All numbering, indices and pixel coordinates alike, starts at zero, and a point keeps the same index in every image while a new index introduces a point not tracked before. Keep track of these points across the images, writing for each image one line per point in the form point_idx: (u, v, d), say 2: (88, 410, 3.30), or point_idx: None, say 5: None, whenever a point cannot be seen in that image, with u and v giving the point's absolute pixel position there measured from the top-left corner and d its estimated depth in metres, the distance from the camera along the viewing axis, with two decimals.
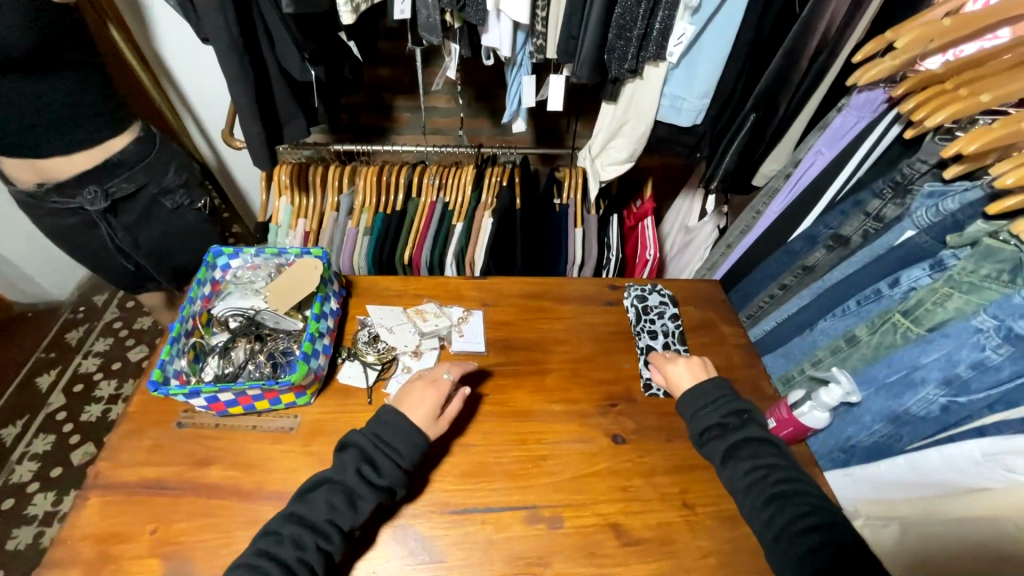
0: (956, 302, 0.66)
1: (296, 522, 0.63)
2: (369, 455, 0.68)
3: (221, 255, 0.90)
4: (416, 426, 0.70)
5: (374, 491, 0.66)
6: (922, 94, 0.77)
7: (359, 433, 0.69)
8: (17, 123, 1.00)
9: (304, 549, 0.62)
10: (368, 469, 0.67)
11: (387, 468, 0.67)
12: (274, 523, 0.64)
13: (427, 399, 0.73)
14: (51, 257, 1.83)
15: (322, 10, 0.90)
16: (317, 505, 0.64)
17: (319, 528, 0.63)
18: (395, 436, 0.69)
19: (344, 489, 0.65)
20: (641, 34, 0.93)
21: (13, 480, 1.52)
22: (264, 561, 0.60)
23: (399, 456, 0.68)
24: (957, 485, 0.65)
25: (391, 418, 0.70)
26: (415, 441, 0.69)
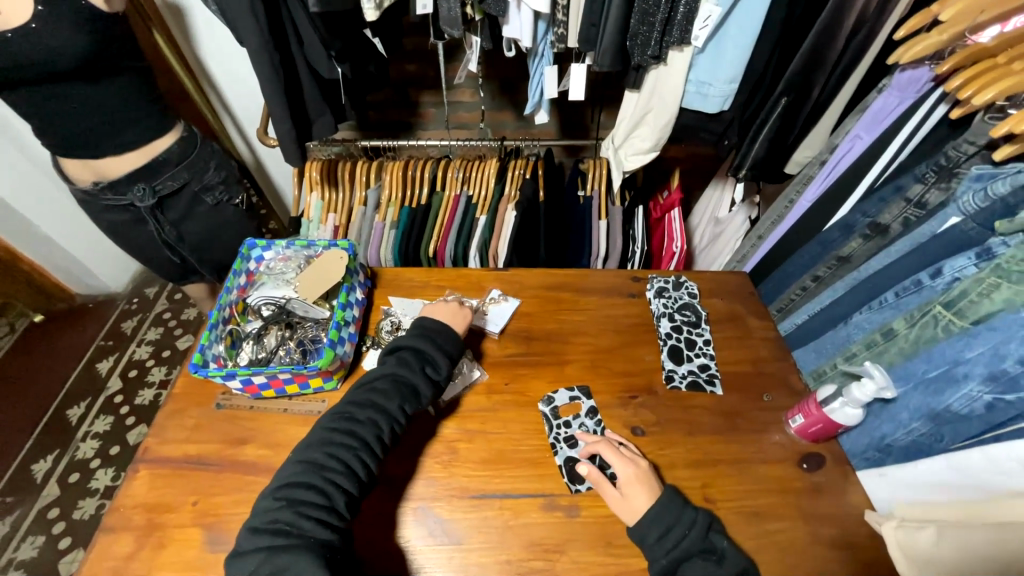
0: (1004, 293, 0.62)
1: (371, 407, 0.71)
2: (427, 354, 0.76)
3: (255, 247, 0.94)
4: (458, 330, 0.81)
5: (434, 383, 0.76)
6: (971, 70, 0.71)
7: (416, 334, 0.78)
8: (76, 127, 1.09)
9: (379, 429, 0.70)
10: (430, 364, 0.76)
11: (444, 365, 0.77)
12: (345, 408, 0.71)
13: (445, 308, 0.84)
14: (108, 251, 1.98)
15: (347, 8, 0.92)
16: (389, 393, 0.72)
17: (391, 413, 0.71)
18: (450, 338, 0.79)
19: (411, 381, 0.74)
20: (664, 18, 0.91)
21: (78, 456, 1.67)
22: (345, 439, 0.67)
23: (453, 354, 0.79)
24: (1002, 488, 0.61)
25: (441, 327, 0.80)
26: (461, 342, 0.81)
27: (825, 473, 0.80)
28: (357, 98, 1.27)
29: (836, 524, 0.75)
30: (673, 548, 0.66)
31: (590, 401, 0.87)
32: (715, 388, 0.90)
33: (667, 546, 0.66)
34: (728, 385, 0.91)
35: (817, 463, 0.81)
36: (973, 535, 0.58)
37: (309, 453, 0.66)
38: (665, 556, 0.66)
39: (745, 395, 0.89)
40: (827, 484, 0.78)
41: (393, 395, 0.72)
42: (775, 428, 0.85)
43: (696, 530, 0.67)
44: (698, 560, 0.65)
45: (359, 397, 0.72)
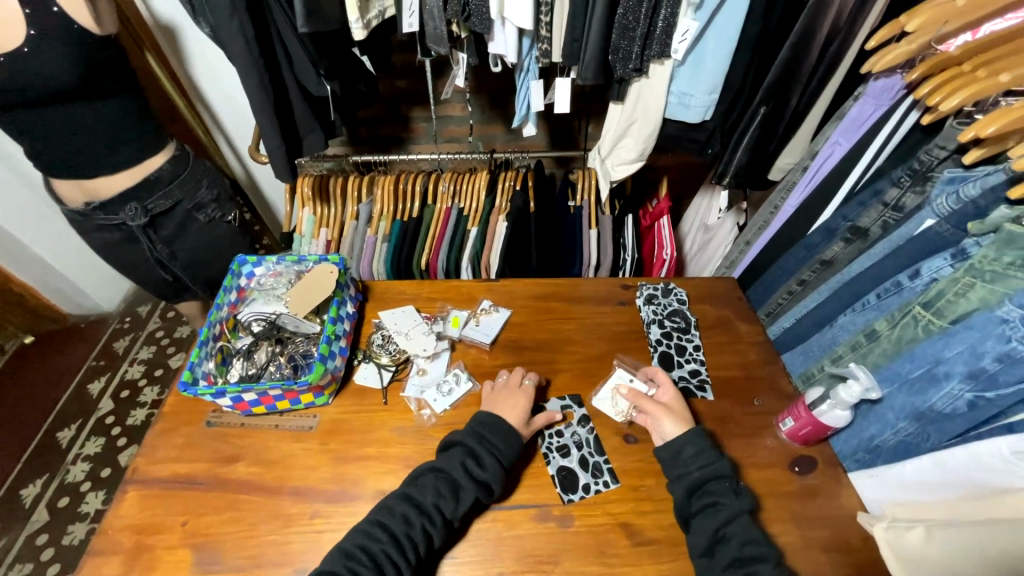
0: (979, 293, 0.63)
1: (408, 500, 0.69)
2: (476, 450, 0.74)
3: (245, 263, 0.95)
4: (513, 427, 0.77)
5: (475, 484, 0.71)
6: (939, 77, 0.73)
7: (468, 432, 0.76)
8: (68, 148, 1.10)
9: (411, 526, 0.67)
10: (472, 464, 0.72)
11: (488, 463, 0.73)
12: (386, 499, 0.71)
13: (521, 406, 0.80)
14: (99, 271, 1.97)
15: (335, 28, 0.94)
16: (425, 487, 0.70)
17: (425, 513, 0.68)
18: (500, 439, 0.75)
19: (450, 477, 0.71)
20: (644, 33, 0.93)
21: (68, 480, 1.64)
22: (377, 530, 0.67)
23: (499, 454, 0.74)
24: (987, 485, 0.62)
25: (494, 422, 0.76)
26: (514, 442, 0.75)
27: (817, 475, 0.80)
28: (348, 115, 1.28)
29: (829, 527, 0.75)
30: (706, 466, 0.71)
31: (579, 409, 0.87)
32: (705, 392, 0.91)
33: (697, 470, 0.71)
34: (719, 389, 0.91)
35: (809, 466, 0.81)
36: (961, 535, 0.59)
37: (345, 541, 0.67)
38: (696, 471, 0.71)
39: (735, 400, 0.90)
40: (819, 487, 0.79)
41: (428, 490, 0.70)
42: (766, 432, 0.85)
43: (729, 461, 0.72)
44: (724, 482, 0.70)
45: (401, 489, 0.72)
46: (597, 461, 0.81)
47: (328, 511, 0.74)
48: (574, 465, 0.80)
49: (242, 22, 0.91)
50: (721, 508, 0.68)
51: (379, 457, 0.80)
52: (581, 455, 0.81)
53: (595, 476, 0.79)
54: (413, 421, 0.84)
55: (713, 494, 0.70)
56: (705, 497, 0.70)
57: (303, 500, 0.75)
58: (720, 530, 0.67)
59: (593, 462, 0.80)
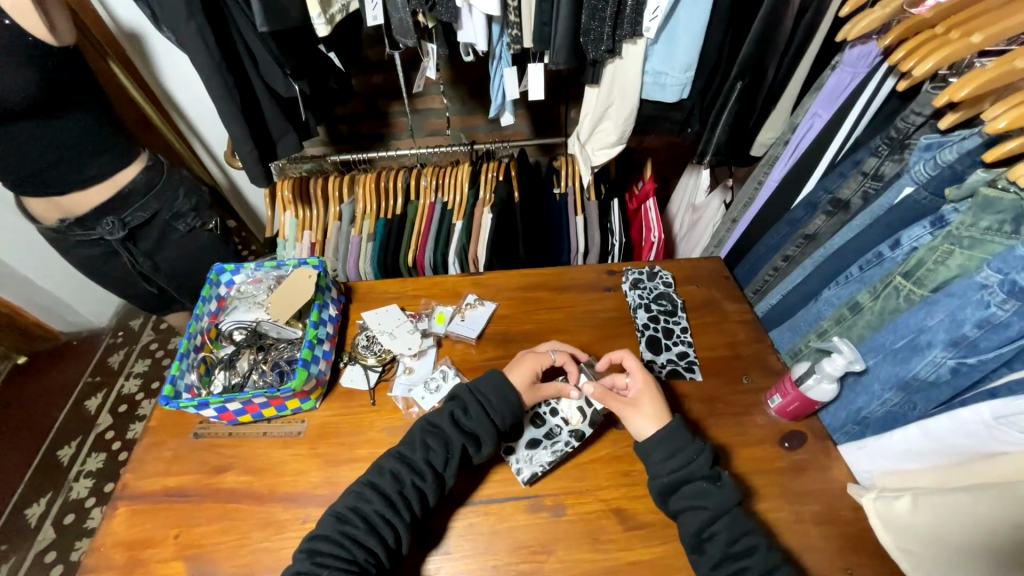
0: (958, 259, 0.63)
1: (399, 457, 0.71)
2: (464, 404, 0.75)
3: (224, 271, 0.94)
4: (510, 384, 0.76)
5: (465, 436, 0.72)
6: (910, 43, 0.72)
7: (457, 388, 0.77)
8: (35, 165, 1.07)
9: (402, 483, 0.69)
10: (460, 417, 0.74)
11: (476, 415, 0.73)
12: (380, 458, 0.73)
13: (531, 364, 0.80)
14: (87, 288, 1.95)
15: (298, 25, 0.92)
16: (415, 444, 0.72)
17: (415, 467, 0.70)
18: (492, 393, 0.75)
19: (439, 432, 0.73)
20: (614, 12, 0.91)
21: (73, 496, 1.64)
22: (368, 490, 0.68)
23: (489, 407, 0.74)
24: (973, 452, 0.62)
25: (493, 378, 0.77)
26: (506, 395, 0.75)
27: (807, 450, 0.80)
28: (321, 114, 1.26)
29: (818, 500, 0.76)
30: (676, 470, 0.69)
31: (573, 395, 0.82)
32: (694, 374, 0.90)
33: (671, 473, 0.69)
34: (707, 370, 0.91)
35: (798, 441, 0.81)
36: (947, 502, 0.59)
37: (337, 505, 0.68)
38: (667, 475, 0.70)
39: (723, 379, 0.90)
40: (808, 462, 0.79)
41: (417, 447, 0.71)
42: (756, 410, 0.85)
43: (704, 457, 0.70)
44: (702, 483, 0.68)
45: (396, 446, 0.74)
46: (540, 452, 0.79)
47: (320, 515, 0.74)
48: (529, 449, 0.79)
49: (200, 24, 0.88)
50: (703, 511, 0.66)
51: (370, 458, 0.80)
52: (537, 436, 0.80)
53: (529, 461, 0.78)
54: (402, 420, 0.84)
55: (691, 498, 0.68)
56: (684, 499, 0.68)
57: (294, 505, 0.75)
58: (705, 530, 0.66)
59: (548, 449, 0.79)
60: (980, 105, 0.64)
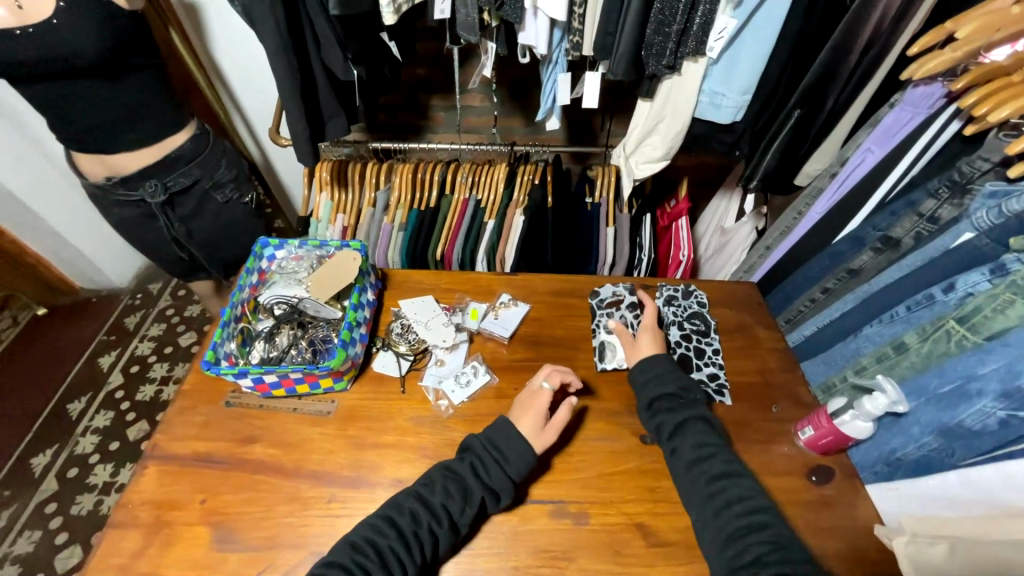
0: (1019, 309, 0.62)
1: (418, 498, 0.69)
2: (487, 457, 0.73)
3: (268, 245, 0.95)
4: (528, 438, 0.73)
5: (484, 489, 0.71)
6: (985, 89, 0.71)
7: (480, 437, 0.75)
8: (91, 123, 1.09)
9: (419, 525, 0.67)
10: (482, 470, 0.72)
11: (497, 471, 0.71)
12: (398, 496, 0.71)
13: (538, 411, 0.76)
14: (113, 247, 1.98)
15: (366, 11, 0.93)
16: (435, 487, 0.70)
17: (434, 511, 0.68)
18: (513, 449, 0.72)
19: (459, 480, 0.71)
20: (681, 29, 0.91)
21: (78, 451, 1.66)
22: (386, 524, 0.67)
23: (509, 463, 0.72)
24: (1017, 505, 0.61)
25: (509, 429, 0.74)
26: (527, 454, 0.72)
27: (834, 486, 0.79)
28: (371, 101, 1.27)
29: (845, 537, 0.75)
30: (654, 386, 0.79)
31: (631, 300, 1.00)
32: (722, 381, 0.92)
33: (649, 386, 0.79)
34: (736, 394, 0.91)
35: (826, 475, 0.81)
36: (986, 552, 0.58)
37: (353, 533, 0.67)
38: (647, 390, 0.79)
39: (753, 405, 0.89)
40: (835, 497, 0.78)
41: (437, 491, 0.69)
42: (784, 439, 0.85)
43: (676, 380, 0.79)
44: (671, 398, 0.77)
45: (415, 488, 0.71)
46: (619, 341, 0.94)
47: (345, 496, 0.74)
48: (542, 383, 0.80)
49: (273, 2, 0.90)
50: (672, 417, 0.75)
51: (396, 445, 0.80)
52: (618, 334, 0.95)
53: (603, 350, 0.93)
54: (430, 411, 0.84)
55: (663, 409, 0.77)
56: (659, 408, 0.77)
57: (320, 484, 0.75)
58: (672, 441, 0.74)
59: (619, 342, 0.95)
60: None
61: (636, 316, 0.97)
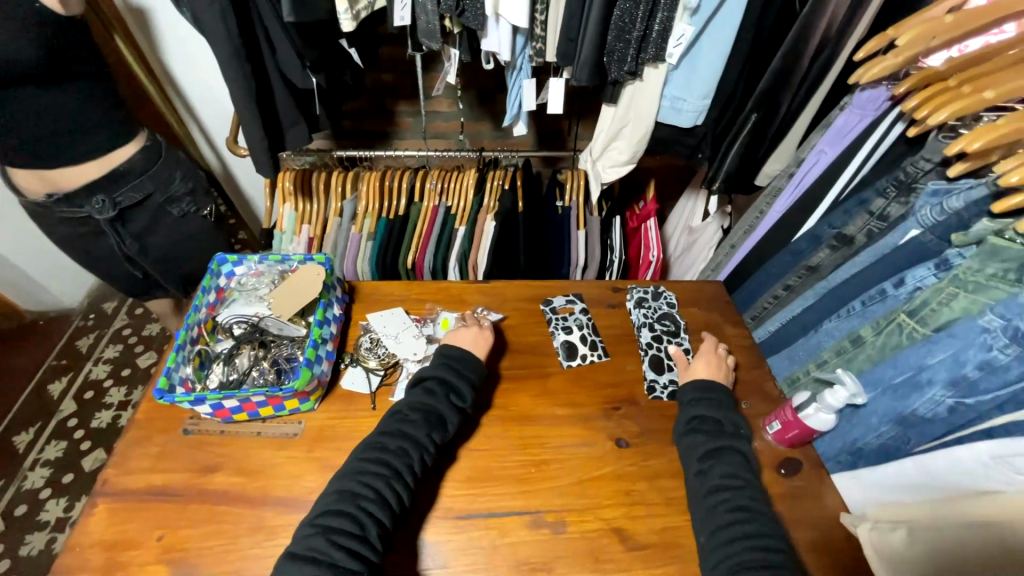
0: (962, 302, 0.66)
1: (398, 434, 0.69)
2: (451, 382, 0.76)
3: (225, 262, 0.91)
4: (478, 356, 0.81)
5: (457, 409, 0.75)
6: (925, 92, 0.75)
7: (437, 364, 0.78)
8: (27, 137, 1.02)
9: (410, 457, 0.68)
10: (451, 393, 0.75)
11: (467, 390, 0.77)
12: (374, 437, 0.70)
13: (473, 334, 0.84)
14: (60, 266, 1.86)
15: (323, 17, 0.91)
16: (415, 418, 0.71)
17: (421, 442, 0.70)
18: (470, 366, 0.79)
19: (435, 407, 0.73)
20: (640, 36, 0.93)
21: (26, 486, 1.54)
22: (377, 466, 0.66)
23: (474, 382, 0.78)
24: (966, 487, 0.64)
25: (463, 350, 0.80)
26: (480, 368, 0.80)
27: (802, 477, 0.82)
28: (333, 108, 1.24)
29: (815, 528, 0.77)
30: (698, 402, 0.79)
31: (581, 304, 1.04)
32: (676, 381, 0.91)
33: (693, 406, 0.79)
34: None
35: (794, 468, 0.83)
36: (943, 535, 0.61)
37: (339, 484, 0.65)
38: (689, 406, 0.79)
39: None
40: (804, 489, 0.80)
41: (419, 423, 0.71)
42: (754, 435, 0.87)
43: (726, 405, 0.79)
44: (713, 419, 0.77)
45: (390, 426, 0.71)
46: (594, 339, 0.97)
47: None
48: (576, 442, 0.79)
49: (223, 8, 0.86)
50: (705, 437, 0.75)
51: None
52: (581, 333, 0.97)
53: (571, 352, 0.94)
54: None
55: (703, 426, 0.76)
56: (696, 427, 0.76)
57: (288, 510, 0.72)
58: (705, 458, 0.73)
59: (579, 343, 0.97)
60: (989, 157, 0.67)
61: (589, 317, 1.01)
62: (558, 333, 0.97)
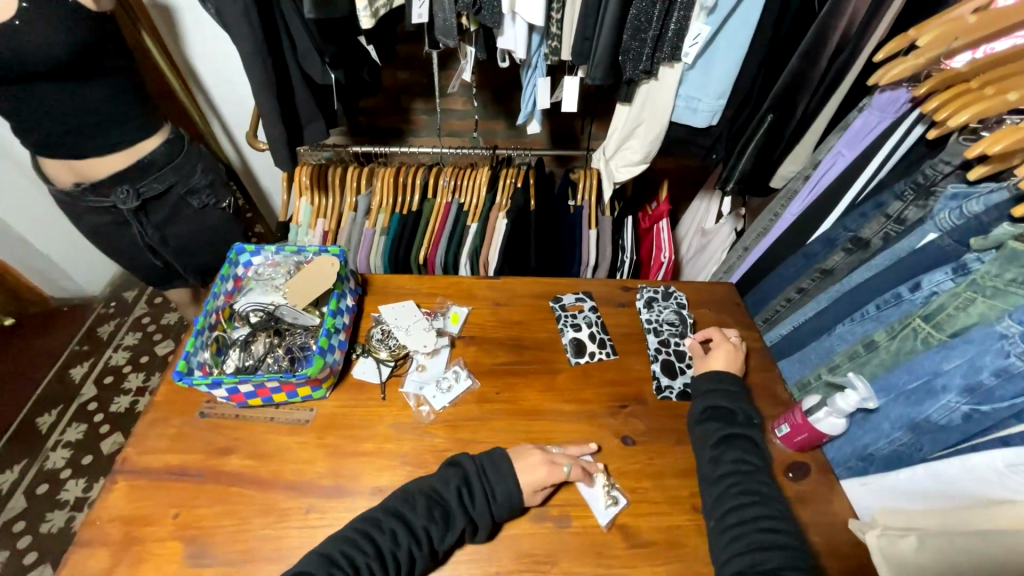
0: (979, 307, 0.65)
1: (397, 516, 0.67)
2: (472, 482, 0.71)
3: (243, 252, 0.93)
4: (520, 486, 0.71)
5: (467, 519, 0.69)
6: (947, 93, 0.74)
7: (464, 461, 0.73)
8: (57, 128, 1.05)
9: (398, 546, 0.65)
10: (466, 497, 0.69)
11: (484, 499, 0.69)
12: (377, 509, 0.68)
13: (541, 476, 0.73)
14: (84, 254, 1.92)
15: (343, 14, 0.92)
16: (418, 510, 0.67)
17: (415, 534, 0.66)
18: (503, 486, 0.70)
19: (442, 505, 0.69)
20: (656, 35, 0.93)
21: (48, 466, 1.60)
22: (364, 538, 0.65)
23: (495, 498, 0.70)
24: (980, 496, 0.63)
25: (506, 471, 0.71)
26: (513, 487, 0.70)
27: (810, 481, 0.81)
28: (351, 104, 1.26)
29: (821, 532, 0.76)
30: (715, 390, 0.81)
31: (591, 302, 1.04)
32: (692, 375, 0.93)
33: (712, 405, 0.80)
34: None
35: (802, 471, 0.82)
36: (955, 543, 0.60)
37: (328, 546, 0.64)
38: (705, 392, 0.82)
39: None
40: (812, 493, 0.80)
41: (420, 515, 0.67)
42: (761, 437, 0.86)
43: (741, 390, 0.82)
44: (732, 404, 0.79)
45: (393, 502, 0.69)
46: (603, 337, 0.97)
47: (323, 506, 0.73)
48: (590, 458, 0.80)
49: (247, 4, 0.88)
50: (722, 424, 0.77)
51: (377, 453, 0.79)
52: (590, 331, 0.97)
53: (579, 349, 0.95)
54: (411, 416, 0.84)
55: (718, 412, 0.79)
56: (712, 412, 0.79)
57: (298, 494, 0.74)
58: (718, 439, 0.75)
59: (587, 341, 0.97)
60: (1009, 160, 0.66)
61: (598, 315, 1.01)
62: (568, 329, 0.97)
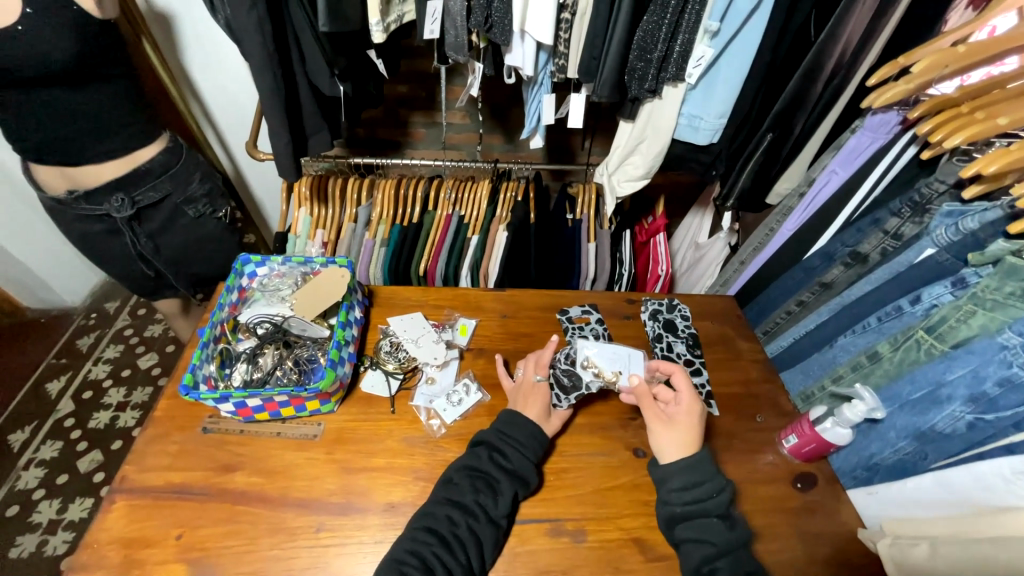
0: (979, 320, 0.68)
1: (446, 502, 0.69)
2: (500, 445, 0.74)
3: (248, 262, 0.92)
4: (535, 422, 0.77)
5: (509, 477, 0.72)
6: (938, 117, 0.78)
7: (487, 431, 0.77)
8: (52, 135, 1.03)
9: (456, 525, 0.67)
10: (499, 457, 0.73)
11: (515, 454, 0.74)
12: (425, 504, 0.70)
13: (540, 400, 0.79)
14: (65, 263, 1.85)
15: (356, 29, 0.94)
16: (462, 487, 0.70)
17: (467, 508, 0.68)
18: (521, 430, 0.75)
19: (483, 475, 0.72)
20: (661, 56, 0.96)
21: (19, 487, 1.51)
22: (424, 534, 0.66)
23: (524, 446, 0.74)
24: (985, 503, 0.65)
25: (516, 419, 0.77)
26: (537, 434, 0.76)
27: (817, 491, 0.82)
28: (354, 116, 1.27)
29: (832, 543, 0.77)
30: (695, 485, 0.70)
31: (597, 315, 1.04)
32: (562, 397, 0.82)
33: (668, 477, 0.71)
34: (724, 406, 0.93)
35: (810, 482, 0.83)
36: (962, 548, 0.61)
37: (395, 549, 0.65)
38: (682, 502, 0.69)
39: (738, 416, 0.91)
40: (820, 504, 0.80)
41: (465, 489, 0.70)
42: (768, 448, 0.87)
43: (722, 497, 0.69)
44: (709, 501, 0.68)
45: (437, 493, 0.71)
46: None
47: (334, 524, 0.71)
48: (606, 477, 0.80)
49: (260, 17, 0.89)
50: (707, 546, 0.67)
51: (387, 468, 0.77)
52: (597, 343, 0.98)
53: None
54: (422, 430, 0.82)
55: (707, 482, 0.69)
56: (689, 530, 0.68)
57: (308, 513, 0.72)
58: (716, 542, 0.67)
59: (574, 378, 0.81)
60: (1002, 180, 0.70)
61: (605, 327, 1.01)
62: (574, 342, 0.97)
